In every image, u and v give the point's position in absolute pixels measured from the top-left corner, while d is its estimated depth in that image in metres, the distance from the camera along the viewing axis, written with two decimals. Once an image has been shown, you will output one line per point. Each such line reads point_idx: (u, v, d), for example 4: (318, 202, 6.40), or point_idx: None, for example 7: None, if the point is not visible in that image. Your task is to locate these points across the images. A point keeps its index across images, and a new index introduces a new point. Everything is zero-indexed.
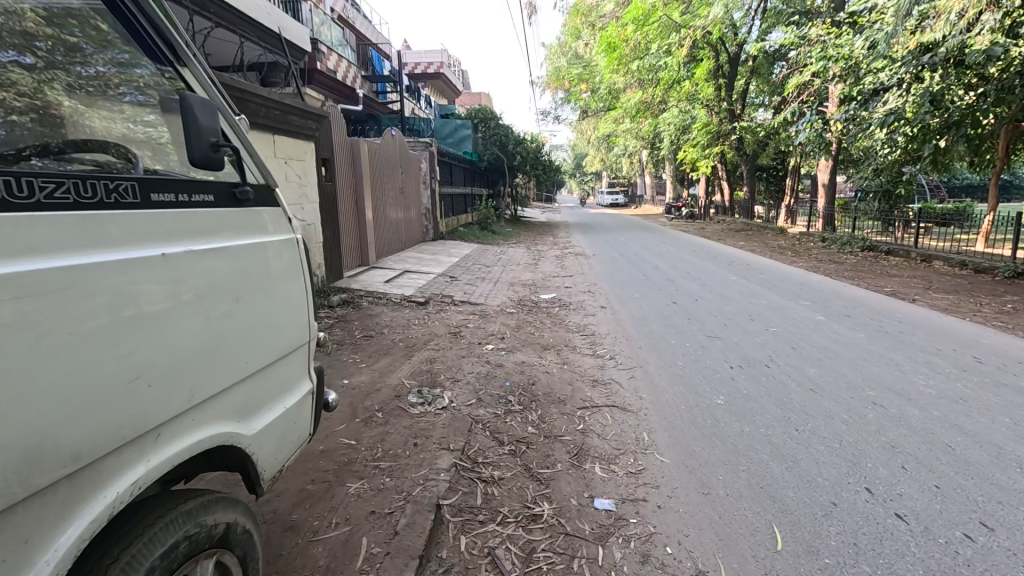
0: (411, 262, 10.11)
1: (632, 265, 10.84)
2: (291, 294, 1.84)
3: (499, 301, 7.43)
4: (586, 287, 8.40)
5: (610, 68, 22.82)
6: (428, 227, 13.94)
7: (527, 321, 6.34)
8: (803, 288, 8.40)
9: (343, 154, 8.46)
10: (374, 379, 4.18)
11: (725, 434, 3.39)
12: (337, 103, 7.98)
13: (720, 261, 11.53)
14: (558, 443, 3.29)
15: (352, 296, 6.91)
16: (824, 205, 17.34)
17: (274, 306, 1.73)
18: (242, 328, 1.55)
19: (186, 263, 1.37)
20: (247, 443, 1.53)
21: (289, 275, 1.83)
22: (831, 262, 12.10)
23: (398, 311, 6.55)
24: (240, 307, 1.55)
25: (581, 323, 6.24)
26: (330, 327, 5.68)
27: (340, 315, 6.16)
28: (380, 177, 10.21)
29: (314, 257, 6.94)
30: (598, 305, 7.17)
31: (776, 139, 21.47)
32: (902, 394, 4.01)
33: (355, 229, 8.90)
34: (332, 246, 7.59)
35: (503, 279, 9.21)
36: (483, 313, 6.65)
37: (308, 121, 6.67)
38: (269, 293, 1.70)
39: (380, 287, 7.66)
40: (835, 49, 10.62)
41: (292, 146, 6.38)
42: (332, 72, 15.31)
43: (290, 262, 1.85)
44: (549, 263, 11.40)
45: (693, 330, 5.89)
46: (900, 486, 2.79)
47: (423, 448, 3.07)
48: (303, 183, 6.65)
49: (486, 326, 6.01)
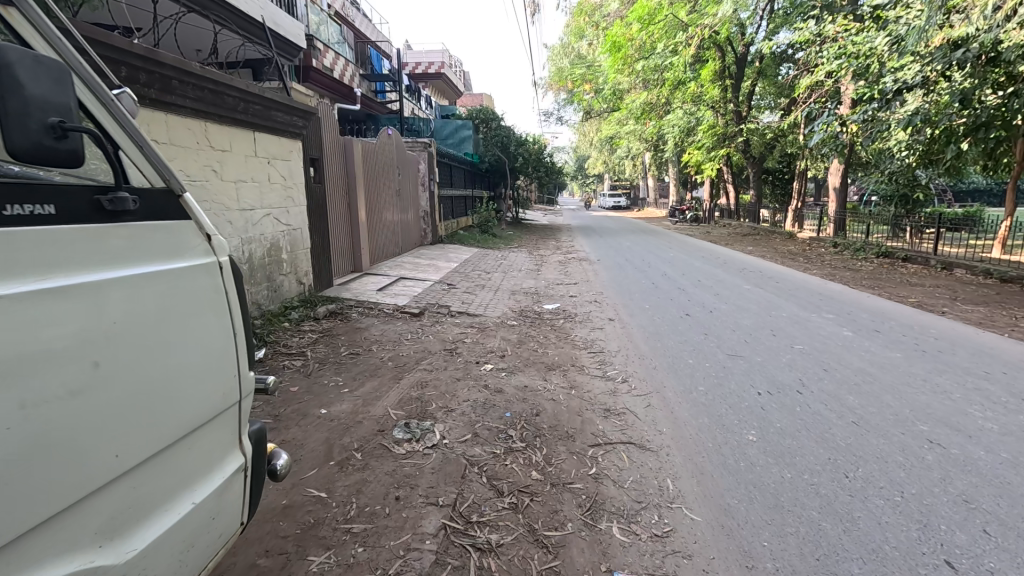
0: (406, 268, 9.60)
1: (639, 272, 10.35)
2: (204, 341, 1.37)
3: (500, 312, 6.93)
4: (592, 297, 7.88)
5: (614, 68, 22.34)
6: (426, 231, 13.45)
7: (530, 335, 5.83)
8: (823, 299, 7.90)
9: (335, 155, 7.98)
10: (357, 408, 3.67)
11: (765, 484, 2.88)
12: (329, 100, 7.49)
13: (732, 268, 11.01)
14: (568, 493, 2.80)
15: (342, 306, 6.42)
16: (835, 210, 16.82)
17: (174, 363, 1.26)
18: (107, 409, 1.08)
19: (1, 325, 0.91)
20: (113, 571, 1.09)
21: (202, 314, 1.36)
22: (847, 270, 11.57)
23: (390, 323, 6.04)
24: (106, 378, 1.09)
25: (588, 339, 5.72)
26: (314, 343, 5.17)
27: (326, 328, 5.65)
28: (375, 178, 9.72)
29: (300, 264, 6.43)
30: (606, 317, 6.65)
31: (784, 141, 20.95)
32: (961, 430, 3.50)
33: (347, 234, 8.41)
34: (321, 253, 7.08)
35: (503, 287, 8.70)
36: (481, 326, 6.14)
37: (294, 117, 6.11)
38: (167, 344, 1.24)
39: (372, 296, 7.16)
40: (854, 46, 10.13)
41: (275, 144, 5.86)
42: (328, 70, 14.81)
43: (204, 295, 1.38)
44: (551, 269, 10.89)
45: (713, 348, 5.37)
46: (988, 559, 2.28)
47: (406, 504, 2.57)
48: (288, 184, 6.14)
49: (485, 342, 5.50)
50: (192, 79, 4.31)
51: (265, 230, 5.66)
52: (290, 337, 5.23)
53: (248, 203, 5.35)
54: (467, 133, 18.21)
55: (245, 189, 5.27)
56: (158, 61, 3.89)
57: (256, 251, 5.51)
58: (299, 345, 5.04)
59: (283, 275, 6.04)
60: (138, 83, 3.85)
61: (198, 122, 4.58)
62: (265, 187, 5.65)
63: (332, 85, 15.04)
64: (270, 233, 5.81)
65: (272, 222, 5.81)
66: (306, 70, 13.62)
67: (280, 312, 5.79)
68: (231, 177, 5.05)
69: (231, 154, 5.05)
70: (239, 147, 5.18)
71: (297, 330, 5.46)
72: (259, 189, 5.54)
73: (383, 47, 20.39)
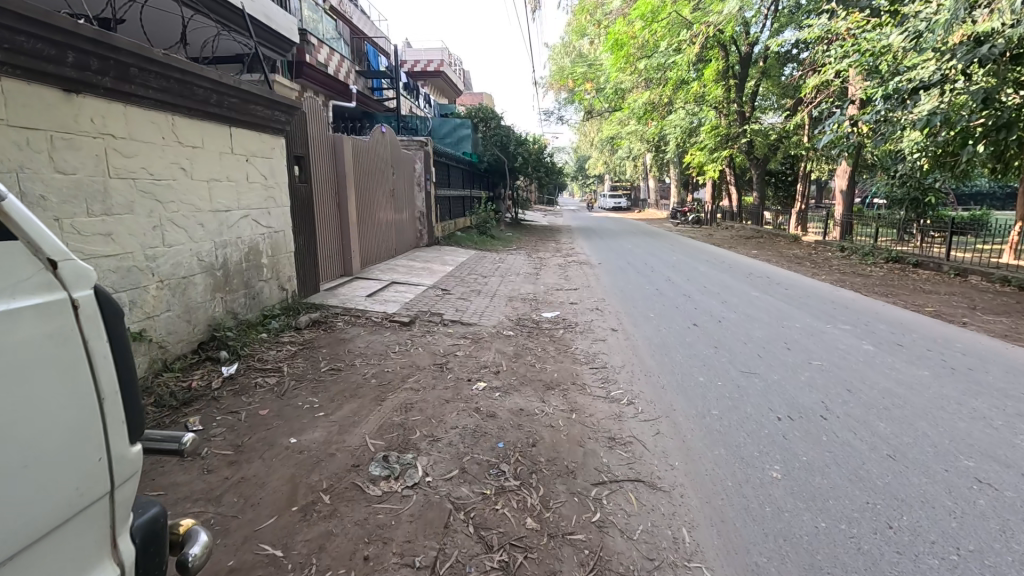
0: (399, 271, 9.19)
1: (642, 277, 9.96)
2: (39, 416, 0.91)
3: (496, 320, 6.53)
4: (593, 305, 7.48)
5: (616, 67, 21.92)
6: (422, 232, 13.06)
7: (526, 348, 5.42)
8: (836, 308, 7.51)
9: (323, 153, 7.58)
10: (331, 436, 3.26)
11: (798, 537, 2.48)
12: (316, 95, 7.09)
13: (738, 273, 10.61)
14: (568, 547, 2.39)
15: (327, 315, 6.03)
16: (841, 213, 16.45)
17: None
18: None
19: None
20: None
21: (34, 380, 0.90)
22: (857, 275, 11.19)
23: (378, 334, 5.63)
24: None
25: (590, 353, 5.32)
26: (293, 356, 4.77)
27: (308, 339, 5.26)
28: (366, 177, 9.31)
29: (283, 268, 6.03)
30: (609, 327, 6.24)
31: (789, 142, 20.54)
32: (1012, 466, 3.09)
33: (336, 236, 8.02)
34: (306, 256, 6.69)
35: (501, 293, 8.30)
36: (475, 337, 5.73)
37: (276, 111, 5.69)
38: None
39: (360, 303, 6.75)
40: (868, 44, 9.72)
41: (254, 140, 5.45)
42: (323, 66, 14.40)
43: (39, 348, 0.92)
44: (551, 273, 10.50)
45: (725, 364, 4.98)
46: None
47: (376, 567, 2.16)
48: (268, 184, 5.73)
49: (479, 356, 5.09)
50: (156, 68, 3.87)
51: (242, 232, 5.26)
52: (267, 349, 4.83)
53: (222, 204, 4.94)
54: (465, 132, 17.81)
55: (218, 188, 4.86)
56: (114, 46, 3.45)
57: (232, 256, 5.11)
58: (276, 359, 4.64)
59: (263, 282, 5.65)
60: (89, 70, 3.41)
61: (162, 115, 4.16)
62: (242, 186, 5.25)
63: (327, 81, 14.65)
64: (249, 236, 5.40)
65: (250, 224, 5.41)
66: (299, 65, 13.22)
67: (259, 321, 5.40)
68: (202, 175, 4.63)
69: (202, 151, 4.63)
70: (211, 142, 4.76)
71: (276, 342, 5.06)
72: (235, 188, 5.13)
73: (380, 43, 19.96)
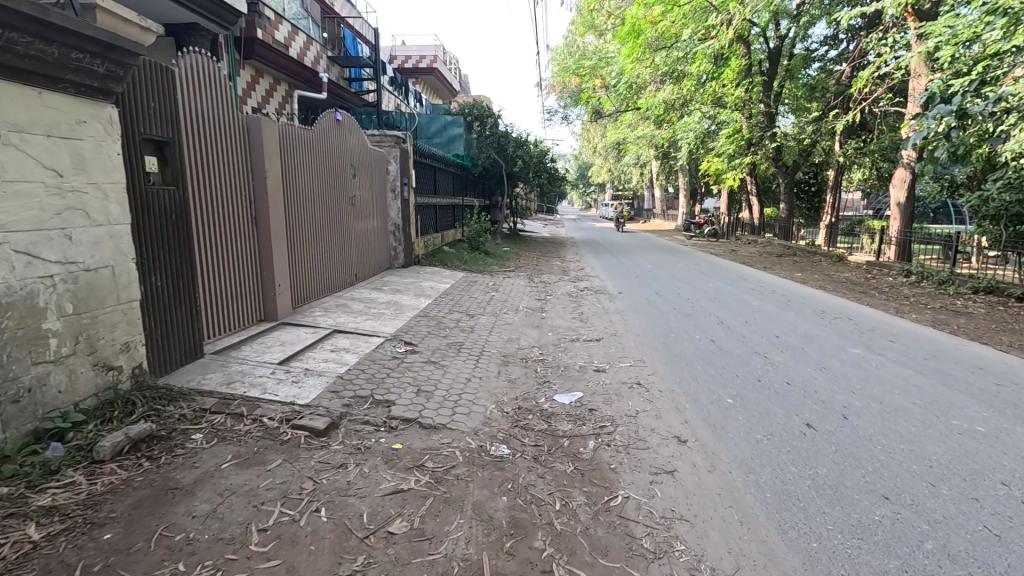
0: (350, 311, 6.60)
1: (685, 317, 7.42)
2: None
3: (481, 416, 3.91)
4: (631, 376, 4.91)
5: (630, 58, 18.96)
6: (396, 249, 10.50)
7: (530, 507, 2.81)
8: (1009, 385, 4.84)
9: (221, 142, 5.01)
10: None
11: None
12: (202, 49, 4.52)
13: (808, 311, 8.03)
14: None
15: (178, 419, 3.42)
16: (896, 228, 14.01)
17: None
18: None
19: None
20: None
21: None
22: (959, 314, 8.63)
23: (256, 465, 3.03)
24: None
25: (655, 520, 2.72)
26: (15, 563, 2.14)
27: (100, 495, 2.62)
28: (307, 181, 6.68)
29: (107, 335, 3.44)
30: (669, 436, 3.67)
31: (825, 146, 18.14)
32: None
33: (251, 265, 5.50)
34: (170, 308, 4.09)
35: (493, 350, 5.67)
36: (436, 472, 3.11)
37: (74, 51, 3.05)
38: None
39: (261, 381, 4.15)
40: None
41: (11, 101, 2.85)
42: (283, 46, 11.87)
43: None
44: (561, 310, 7.88)
45: (950, 572, 2.36)
46: None
47: None
48: (65, 183, 3.16)
49: (435, 541, 2.49)
50: None
51: None
52: None
53: None
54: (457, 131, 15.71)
55: None
56: None
57: None
58: None
59: (47, 363, 3.05)
60: None
61: None
62: None
63: (290, 65, 12.10)
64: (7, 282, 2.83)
65: (6, 260, 2.84)
66: (250, 43, 10.59)
67: (20, 450, 2.81)
68: None
69: None
70: None
71: (15, 509, 2.44)
72: None
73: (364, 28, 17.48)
